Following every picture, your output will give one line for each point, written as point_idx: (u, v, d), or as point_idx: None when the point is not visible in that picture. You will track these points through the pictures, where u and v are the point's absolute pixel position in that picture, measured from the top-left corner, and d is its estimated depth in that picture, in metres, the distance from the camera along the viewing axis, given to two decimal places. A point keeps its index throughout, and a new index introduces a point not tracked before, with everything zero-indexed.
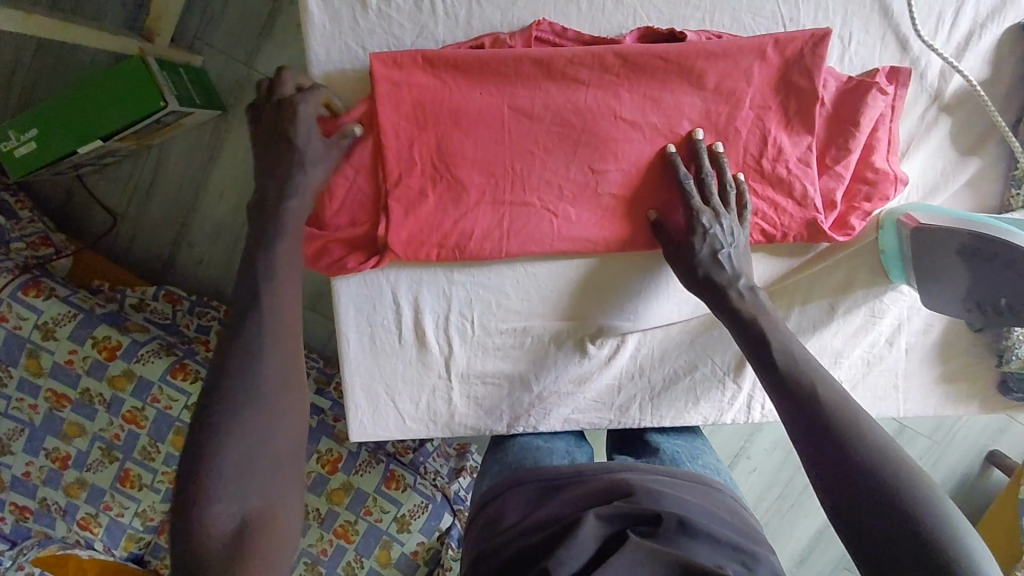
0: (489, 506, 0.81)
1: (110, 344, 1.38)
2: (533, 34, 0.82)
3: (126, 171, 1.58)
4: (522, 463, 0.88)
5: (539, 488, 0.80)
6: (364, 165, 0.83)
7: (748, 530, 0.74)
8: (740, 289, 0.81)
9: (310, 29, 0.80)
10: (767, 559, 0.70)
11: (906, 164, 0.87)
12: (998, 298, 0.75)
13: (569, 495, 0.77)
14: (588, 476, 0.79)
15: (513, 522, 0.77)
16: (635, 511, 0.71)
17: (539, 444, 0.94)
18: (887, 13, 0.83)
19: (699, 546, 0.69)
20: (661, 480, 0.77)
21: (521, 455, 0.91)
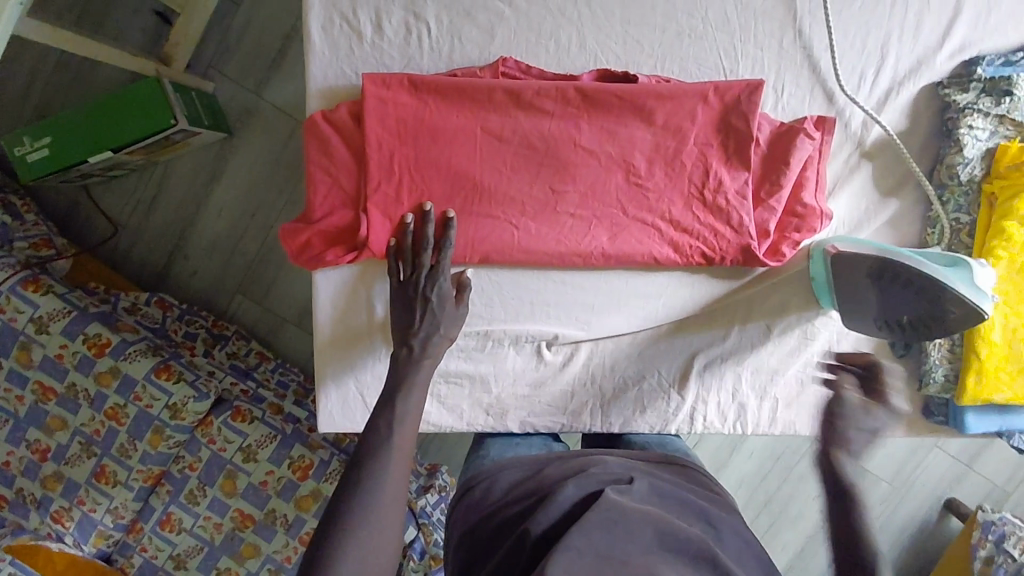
0: (478, 485, 0.88)
1: (100, 342, 1.44)
2: (500, 69, 0.93)
3: (133, 184, 1.68)
4: (505, 454, 0.95)
5: (525, 467, 0.88)
6: (350, 173, 0.94)
7: (715, 500, 0.83)
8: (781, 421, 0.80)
9: (311, 55, 0.92)
10: (727, 522, 0.78)
11: (833, 201, 0.98)
12: (902, 314, 0.86)
13: (551, 469, 0.85)
14: (571, 455, 0.88)
15: (501, 496, 0.84)
16: (611, 477, 0.80)
17: (518, 440, 1.01)
18: (815, 69, 0.96)
19: (668, 505, 0.77)
20: (634, 462, 0.87)
21: (499, 450, 0.98)
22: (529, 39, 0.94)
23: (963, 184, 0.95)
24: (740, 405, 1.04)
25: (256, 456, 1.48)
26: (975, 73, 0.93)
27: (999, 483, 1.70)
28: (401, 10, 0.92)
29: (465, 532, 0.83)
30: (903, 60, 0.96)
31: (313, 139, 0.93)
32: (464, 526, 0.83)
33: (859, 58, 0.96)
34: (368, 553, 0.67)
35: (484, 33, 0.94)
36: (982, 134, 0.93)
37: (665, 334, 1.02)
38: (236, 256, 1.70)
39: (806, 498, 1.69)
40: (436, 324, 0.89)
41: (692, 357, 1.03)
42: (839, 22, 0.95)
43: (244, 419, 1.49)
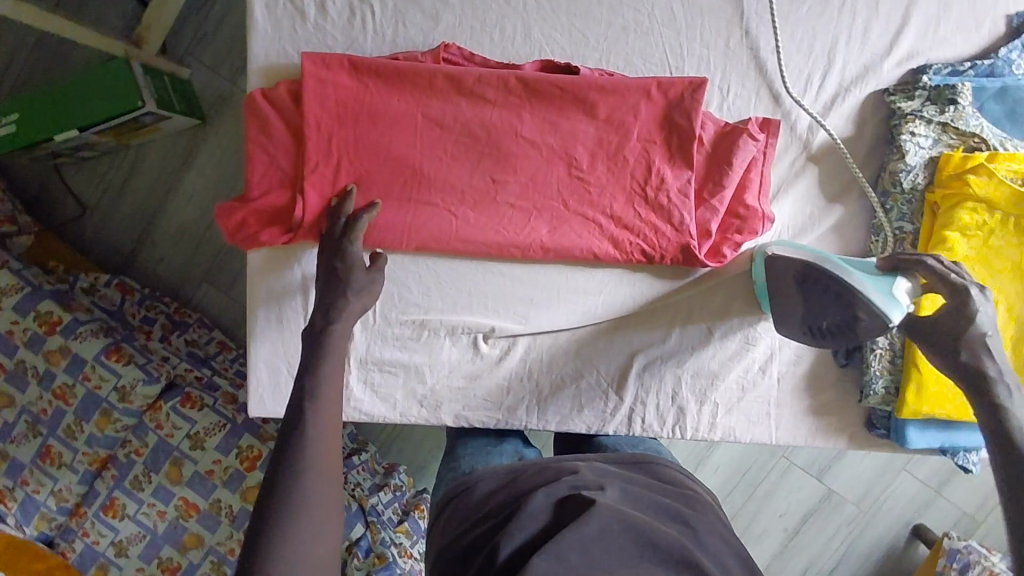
0: (452, 503, 0.85)
1: (51, 320, 1.43)
2: (442, 54, 0.92)
3: (102, 167, 1.68)
4: (472, 465, 0.91)
5: (500, 476, 0.84)
6: (288, 154, 0.93)
7: (692, 500, 0.80)
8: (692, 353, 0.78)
9: (253, 32, 0.91)
10: (703, 521, 0.76)
11: (777, 205, 0.98)
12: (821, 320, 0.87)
13: (524, 479, 0.81)
14: (542, 464, 0.83)
15: (472, 511, 0.81)
16: (581, 484, 0.77)
17: (489, 449, 0.97)
18: (763, 71, 0.95)
19: (640, 511, 0.75)
20: (608, 466, 0.83)
21: (469, 461, 0.93)
22: (474, 27, 0.94)
23: (905, 192, 0.93)
24: (680, 408, 1.02)
25: (204, 444, 1.46)
26: (920, 81, 0.93)
27: (967, 509, 1.66)
28: None
29: (439, 552, 0.80)
30: (851, 67, 0.96)
31: (252, 116, 0.92)
32: (439, 545, 0.81)
33: (807, 62, 0.96)
34: (307, 544, 0.64)
35: (429, 19, 0.93)
36: (925, 141, 0.93)
37: (606, 332, 1.01)
38: (201, 242, 1.69)
39: (770, 518, 1.65)
40: (345, 290, 0.87)
41: (631, 357, 1.01)
42: (787, 25, 0.95)
43: (194, 405, 1.47)
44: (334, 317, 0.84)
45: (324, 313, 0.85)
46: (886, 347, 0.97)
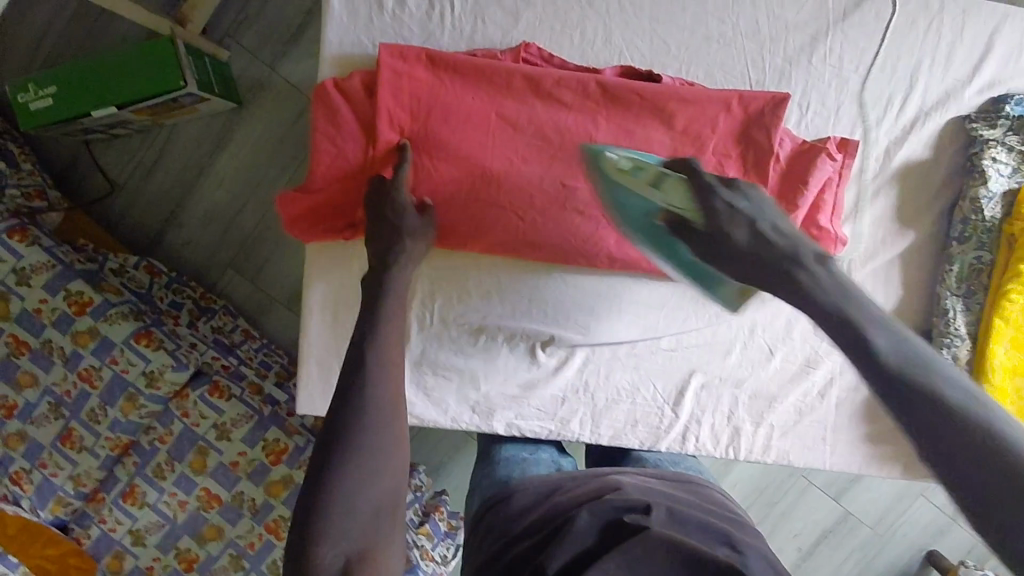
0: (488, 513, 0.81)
1: (82, 300, 1.39)
2: (522, 53, 0.91)
3: (134, 145, 1.64)
4: (508, 475, 0.86)
5: (537, 490, 0.81)
6: (355, 147, 0.90)
7: (735, 520, 0.77)
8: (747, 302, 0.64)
9: (328, 19, 0.89)
10: (748, 542, 0.72)
11: (849, 227, 0.95)
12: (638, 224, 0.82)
13: (563, 494, 0.78)
14: (583, 478, 0.80)
15: (509, 522, 0.76)
16: (627, 503, 0.72)
17: (523, 456, 0.92)
18: (844, 88, 0.94)
19: (690, 531, 0.71)
20: (650, 483, 0.80)
21: (505, 469, 0.88)
22: (554, 29, 0.92)
23: (986, 221, 0.91)
24: (735, 429, 1.00)
25: (230, 435, 1.44)
26: (1003, 110, 0.91)
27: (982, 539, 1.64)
28: None
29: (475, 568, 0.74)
30: (932, 90, 0.94)
31: (320, 106, 0.89)
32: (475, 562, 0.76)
33: (888, 83, 0.94)
34: (363, 487, 0.60)
35: (508, 17, 0.91)
36: (1004, 168, 0.92)
37: (664, 346, 0.99)
38: (230, 228, 1.66)
39: (785, 537, 1.63)
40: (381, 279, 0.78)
41: (689, 375, 1.00)
42: (867, 43, 0.93)
43: (222, 395, 1.45)
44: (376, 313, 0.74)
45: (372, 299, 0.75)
46: None
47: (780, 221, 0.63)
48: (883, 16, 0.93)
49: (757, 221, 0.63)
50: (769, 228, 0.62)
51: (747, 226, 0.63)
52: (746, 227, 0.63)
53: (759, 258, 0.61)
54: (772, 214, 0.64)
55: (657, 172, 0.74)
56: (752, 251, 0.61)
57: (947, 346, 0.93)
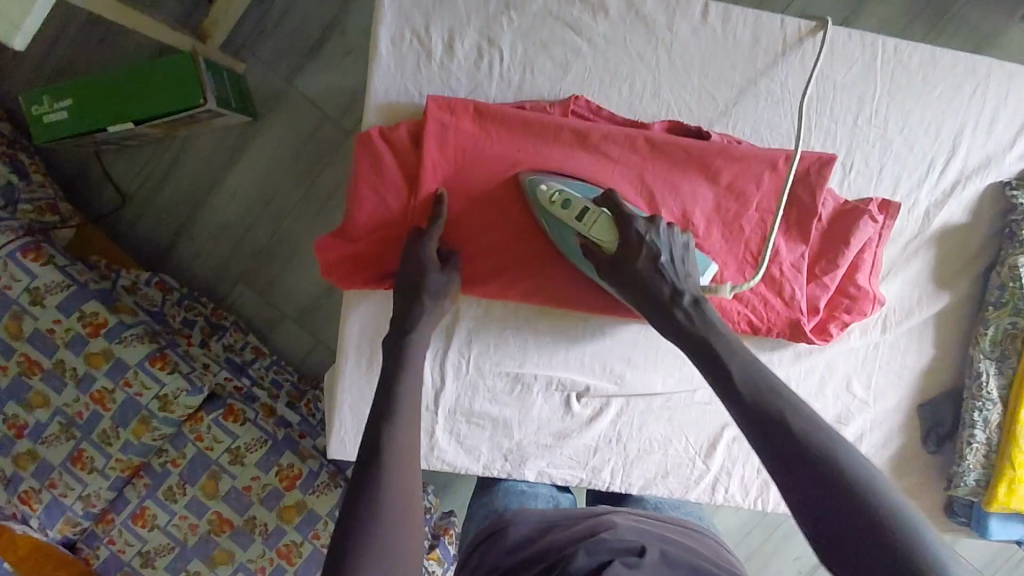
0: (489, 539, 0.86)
1: (96, 321, 1.37)
2: (571, 106, 0.91)
3: (145, 155, 1.55)
4: (508, 507, 0.92)
5: (534, 525, 0.86)
6: (397, 195, 0.89)
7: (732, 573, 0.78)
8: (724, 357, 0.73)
9: (376, 66, 0.88)
10: None
11: (885, 285, 0.96)
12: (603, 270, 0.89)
13: (556, 534, 0.82)
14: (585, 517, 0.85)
15: (509, 555, 0.81)
16: (623, 546, 0.76)
17: (523, 489, 0.97)
18: (887, 150, 0.95)
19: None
20: (645, 526, 0.84)
21: (506, 499, 0.95)
22: (602, 82, 0.92)
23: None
24: (764, 480, 1.02)
25: (244, 459, 1.41)
26: None
27: None
28: (475, 34, 0.89)
29: None
30: (974, 154, 0.95)
31: (365, 153, 0.88)
32: None
33: (931, 146, 0.95)
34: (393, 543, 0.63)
35: (558, 68, 0.91)
36: None
37: (698, 399, 1.00)
38: (242, 241, 1.57)
39: (785, 562, 1.55)
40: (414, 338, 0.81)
41: (723, 427, 1.01)
42: (913, 105, 0.94)
43: (236, 419, 1.41)
44: None
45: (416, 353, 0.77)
46: (983, 442, 0.95)
47: (673, 256, 0.81)
48: (931, 78, 0.94)
49: (660, 255, 0.80)
50: (667, 262, 0.81)
51: (648, 254, 0.81)
52: (647, 258, 0.80)
53: (649, 286, 0.80)
54: (671, 248, 0.82)
55: (578, 208, 0.84)
56: (645, 277, 0.80)
57: (979, 410, 0.94)
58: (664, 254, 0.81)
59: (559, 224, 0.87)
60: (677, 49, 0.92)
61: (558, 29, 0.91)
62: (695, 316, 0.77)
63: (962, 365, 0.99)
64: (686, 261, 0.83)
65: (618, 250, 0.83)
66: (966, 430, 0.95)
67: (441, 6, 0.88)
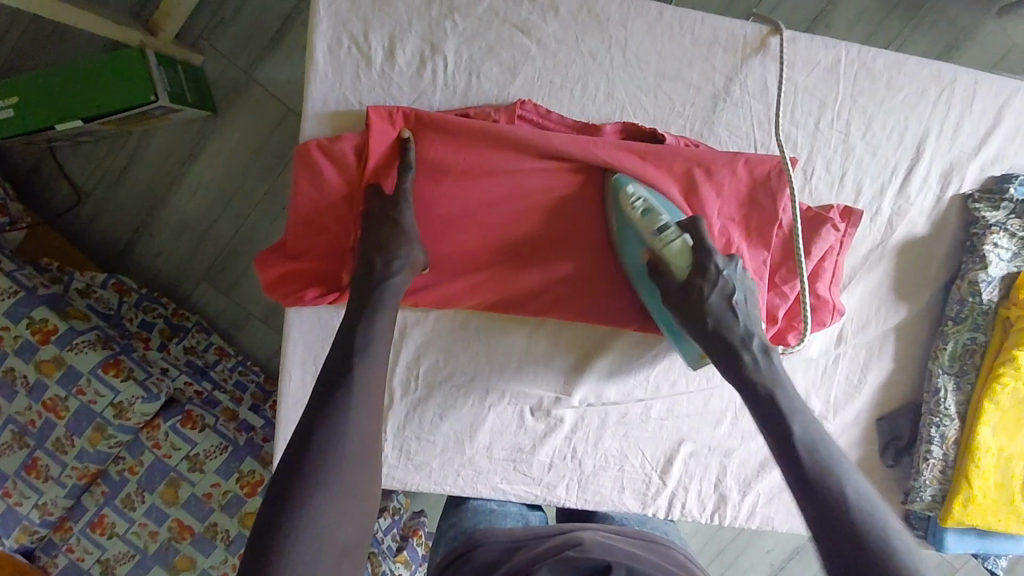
0: (462, 556, 0.84)
1: (45, 328, 1.30)
2: (518, 111, 0.86)
3: (101, 152, 1.45)
4: (477, 525, 0.89)
5: (503, 544, 0.84)
6: (338, 207, 0.85)
7: None
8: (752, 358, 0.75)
9: (313, 76, 0.84)
10: None
11: (845, 295, 0.94)
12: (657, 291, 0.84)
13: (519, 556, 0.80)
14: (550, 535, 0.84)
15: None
16: (589, 563, 0.74)
17: (493, 507, 0.95)
18: (849, 156, 0.92)
19: None
20: (614, 541, 0.83)
21: (474, 518, 0.92)
22: (553, 85, 0.88)
23: (983, 303, 0.91)
24: (721, 496, 1.00)
25: (203, 466, 1.35)
26: (1007, 192, 0.90)
27: None
28: (417, 38, 0.85)
29: None
30: (938, 161, 0.92)
31: (302, 167, 0.84)
32: None
33: (892, 154, 0.92)
34: (332, 525, 0.61)
35: (505, 72, 0.87)
36: (1005, 254, 0.90)
37: (654, 415, 0.98)
38: (204, 240, 1.48)
39: (758, 556, 1.48)
40: None
41: (679, 443, 0.99)
42: (874, 110, 0.91)
43: (195, 425, 1.35)
44: None
45: None
46: (940, 458, 0.93)
47: (745, 296, 0.79)
48: (896, 82, 0.91)
49: (734, 294, 0.77)
50: (740, 300, 0.78)
51: (723, 292, 0.77)
52: (721, 295, 0.77)
53: (722, 320, 0.76)
54: (744, 287, 0.79)
55: (658, 223, 0.80)
56: (714, 314, 0.76)
57: (936, 426, 0.93)
58: (737, 289, 0.78)
59: (630, 227, 0.83)
60: (632, 50, 0.88)
61: (506, 31, 0.87)
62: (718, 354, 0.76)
63: (921, 378, 0.98)
64: (751, 294, 0.80)
65: (686, 275, 0.78)
66: (923, 446, 0.93)
67: (381, 11, 0.84)
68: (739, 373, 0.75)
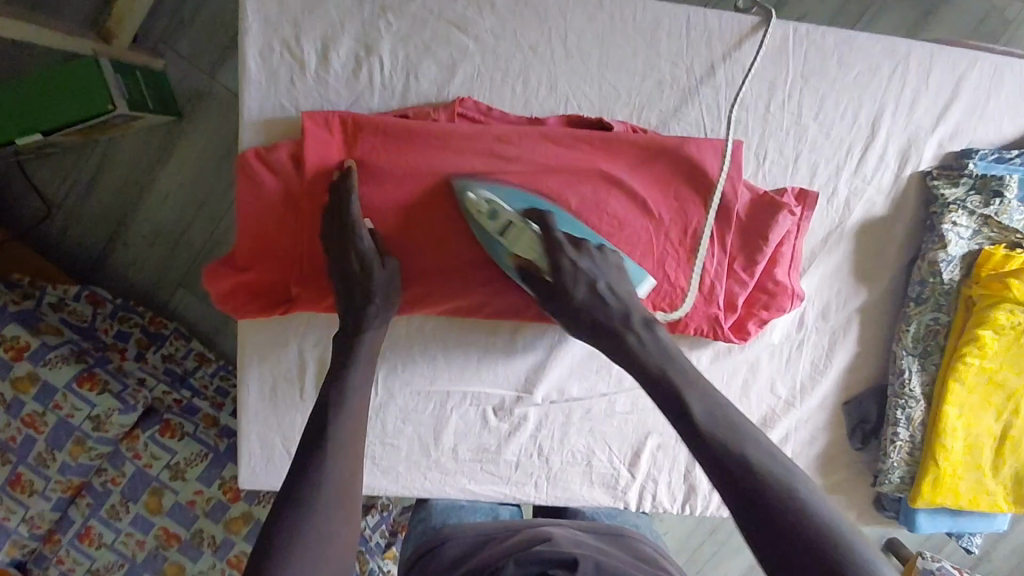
0: (430, 552, 0.81)
1: (17, 345, 1.19)
2: (457, 109, 0.85)
3: (69, 162, 1.30)
4: (446, 523, 0.87)
5: (472, 540, 0.81)
6: (283, 216, 0.83)
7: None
8: (637, 335, 0.74)
9: (246, 85, 0.83)
10: None
11: (805, 280, 0.93)
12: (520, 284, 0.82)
13: (485, 551, 0.77)
14: (521, 530, 0.80)
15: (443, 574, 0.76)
16: (556, 557, 0.70)
17: (463, 503, 0.95)
18: (804, 138, 0.90)
19: None
20: (583, 537, 0.79)
21: (444, 516, 0.90)
22: (494, 79, 0.86)
23: (944, 284, 0.90)
24: (691, 486, 1.00)
25: (184, 475, 1.25)
26: (966, 167, 0.88)
27: None
28: (351, 40, 0.84)
29: None
30: (895, 138, 0.90)
31: (242, 178, 0.82)
32: None
33: (849, 132, 0.90)
34: None
35: (444, 69, 0.86)
36: (965, 232, 0.89)
37: (619, 409, 0.98)
38: (177, 250, 1.34)
39: None
40: None
41: (646, 437, 0.99)
42: (828, 90, 0.89)
43: (173, 434, 1.25)
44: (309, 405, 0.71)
45: None
46: (907, 439, 0.92)
47: (614, 282, 0.77)
48: (849, 59, 0.88)
49: (597, 281, 0.76)
50: (606, 287, 0.77)
51: (585, 286, 0.76)
52: (585, 286, 0.76)
53: (594, 314, 0.76)
54: (607, 273, 0.78)
55: (504, 221, 0.79)
56: (587, 308, 0.76)
57: (902, 408, 0.92)
58: (600, 278, 0.77)
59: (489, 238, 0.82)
60: (573, 39, 0.86)
61: (442, 28, 0.85)
62: (647, 341, 0.74)
63: (886, 361, 0.97)
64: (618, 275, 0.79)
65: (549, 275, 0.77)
66: (890, 428, 0.93)
67: (311, 14, 0.82)
68: (624, 355, 0.74)
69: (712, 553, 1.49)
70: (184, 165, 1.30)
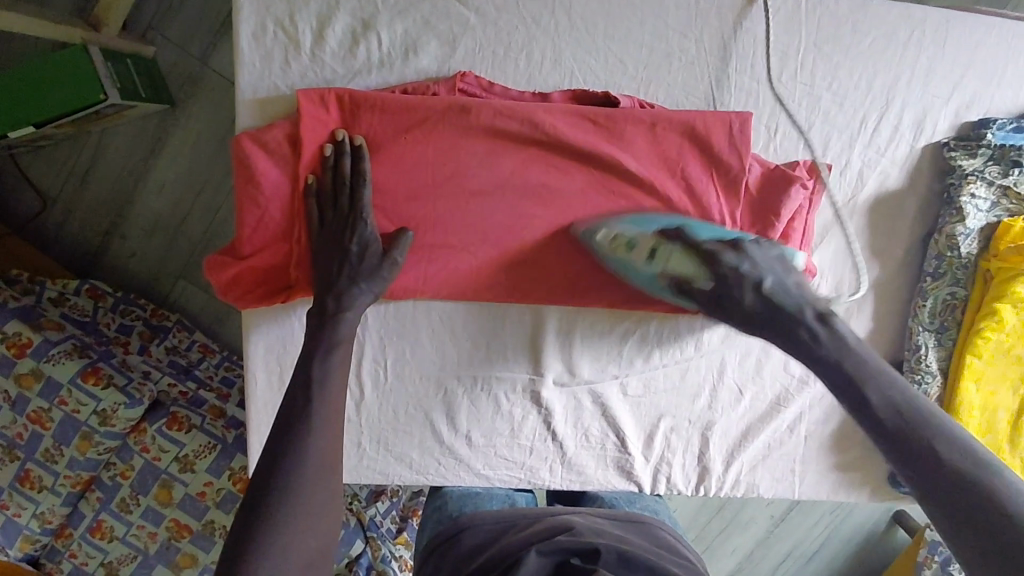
0: (449, 540, 0.80)
1: (20, 342, 1.17)
2: (458, 84, 0.82)
3: (62, 152, 1.27)
4: (462, 510, 0.88)
5: (490, 527, 0.80)
6: (281, 200, 0.81)
7: (688, 566, 0.74)
8: (811, 327, 0.70)
9: (240, 67, 0.80)
10: None
11: (817, 254, 0.91)
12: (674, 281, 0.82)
13: (508, 538, 0.76)
14: (541, 517, 0.79)
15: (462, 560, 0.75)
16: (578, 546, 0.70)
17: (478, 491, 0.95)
18: (817, 109, 0.87)
19: None
20: (602, 524, 0.79)
21: (459, 504, 0.90)
22: (495, 54, 0.84)
23: (961, 257, 0.88)
24: (704, 467, 0.99)
25: (194, 466, 1.24)
26: (984, 137, 0.86)
27: None
28: (347, 16, 0.81)
29: None
30: (909, 107, 0.88)
31: (236, 160, 0.80)
32: None
33: (864, 102, 0.87)
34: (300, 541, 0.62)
35: (444, 44, 0.83)
36: (983, 204, 0.87)
37: (631, 392, 0.96)
38: (175, 241, 1.31)
39: (757, 509, 1.48)
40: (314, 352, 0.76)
41: (658, 419, 0.97)
42: (841, 58, 0.86)
43: (181, 426, 1.24)
44: (318, 396, 0.70)
45: (309, 371, 0.72)
46: None
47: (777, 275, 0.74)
48: (862, 26, 0.85)
49: (762, 280, 0.73)
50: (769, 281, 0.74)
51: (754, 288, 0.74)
52: (752, 290, 0.73)
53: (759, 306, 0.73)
54: (771, 266, 0.75)
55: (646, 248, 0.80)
56: (757, 311, 0.73)
57: (918, 384, 0.91)
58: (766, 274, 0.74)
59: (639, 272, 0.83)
60: (577, 10, 0.84)
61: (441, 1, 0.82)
62: (821, 336, 0.69)
63: (900, 336, 0.95)
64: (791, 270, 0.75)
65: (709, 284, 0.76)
66: None
67: None
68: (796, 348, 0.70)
69: (720, 531, 1.48)
70: (180, 153, 1.27)
